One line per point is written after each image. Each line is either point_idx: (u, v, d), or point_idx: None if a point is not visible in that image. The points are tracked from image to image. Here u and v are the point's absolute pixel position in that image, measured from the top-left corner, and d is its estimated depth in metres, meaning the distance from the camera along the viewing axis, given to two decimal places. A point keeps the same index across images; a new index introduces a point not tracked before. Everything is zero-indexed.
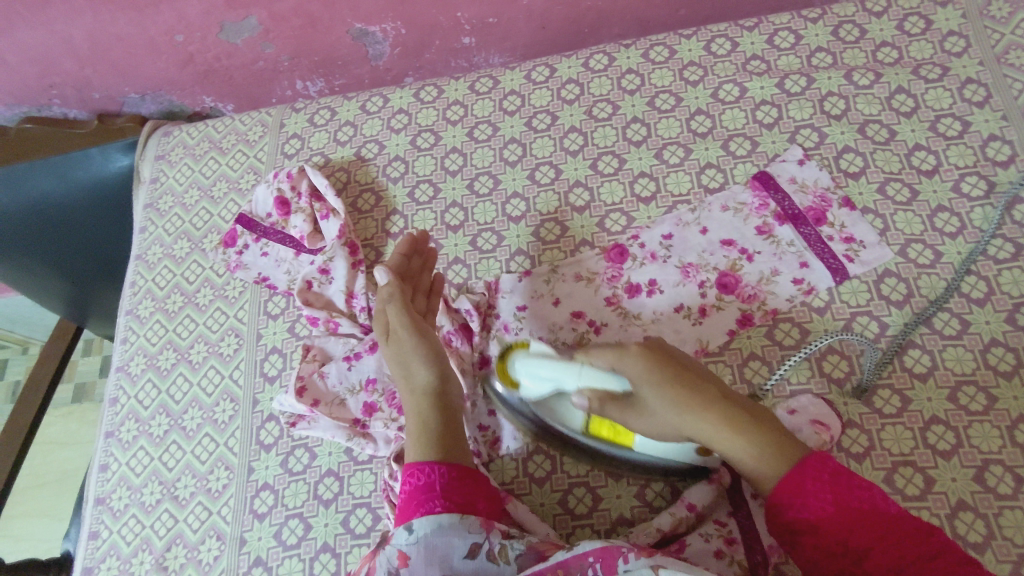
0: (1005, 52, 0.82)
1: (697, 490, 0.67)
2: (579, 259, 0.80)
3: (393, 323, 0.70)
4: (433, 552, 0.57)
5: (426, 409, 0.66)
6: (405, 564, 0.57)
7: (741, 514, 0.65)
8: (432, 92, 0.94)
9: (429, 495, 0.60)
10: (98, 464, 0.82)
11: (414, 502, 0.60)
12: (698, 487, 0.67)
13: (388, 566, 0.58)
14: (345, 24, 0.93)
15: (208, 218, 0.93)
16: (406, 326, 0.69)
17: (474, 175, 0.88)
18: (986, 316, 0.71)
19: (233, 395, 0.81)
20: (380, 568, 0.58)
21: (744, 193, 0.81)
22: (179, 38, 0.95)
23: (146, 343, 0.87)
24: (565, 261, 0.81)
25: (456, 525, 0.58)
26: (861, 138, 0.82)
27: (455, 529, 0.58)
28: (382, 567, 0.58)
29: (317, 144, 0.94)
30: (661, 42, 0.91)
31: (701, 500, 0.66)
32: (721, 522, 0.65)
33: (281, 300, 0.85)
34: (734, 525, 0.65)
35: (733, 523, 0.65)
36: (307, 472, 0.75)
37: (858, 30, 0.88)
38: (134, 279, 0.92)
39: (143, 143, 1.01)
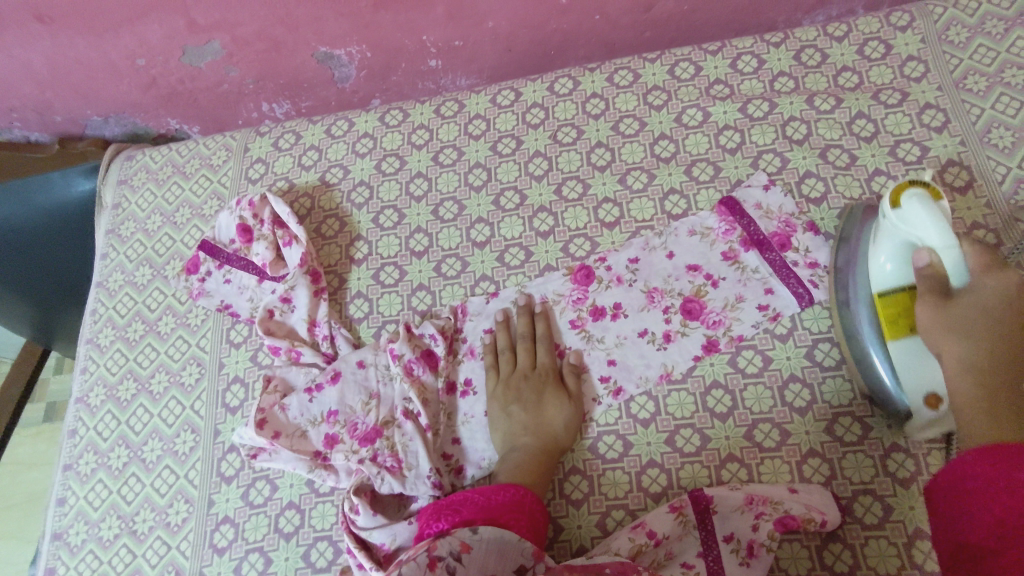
0: (963, 78, 0.83)
1: (659, 518, 0.66)
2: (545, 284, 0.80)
3: (538, 367, 0.76)
4: (492, 556, 0.57)
5: (543, 464, 0.70)
6: (468, 552, 0.56)
7: (710, 554, 0.65)
8: (398, 115, 0.94)
9: (502, 510, 0.63)
10: (56, 498, 0.80)
11: (496, 508, 0.62)
12: (664, 519, 0.66)
13: (451, 548, 0.55)
14: (309, 48, 0.93)
15: (171, 245, 0.91)
16: (548, 373, 0.75)
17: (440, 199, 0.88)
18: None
19: (194, 427, 0.80)
20: (444, 547, 0.55)
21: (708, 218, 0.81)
22: (141, 62, 0.94)
23: (106, 373, 0.86)
24: (531, 284, 0.81)
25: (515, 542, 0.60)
26: (822, 163, 0.82)
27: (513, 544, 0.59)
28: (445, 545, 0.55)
29: (281, 168, 0.93)
30: (625, 66, 0.92)
31: (663, 529, 0.65)
32: (688, 564, 0.64)
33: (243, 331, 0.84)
34: (701, 568, 0.64)
35: (700, 565, 0.64)
36: (268, 506, 0.74)
37: (819, 54, 0.89)
38: (94, 307, 0.91)
39: (104, 166, 1.00)
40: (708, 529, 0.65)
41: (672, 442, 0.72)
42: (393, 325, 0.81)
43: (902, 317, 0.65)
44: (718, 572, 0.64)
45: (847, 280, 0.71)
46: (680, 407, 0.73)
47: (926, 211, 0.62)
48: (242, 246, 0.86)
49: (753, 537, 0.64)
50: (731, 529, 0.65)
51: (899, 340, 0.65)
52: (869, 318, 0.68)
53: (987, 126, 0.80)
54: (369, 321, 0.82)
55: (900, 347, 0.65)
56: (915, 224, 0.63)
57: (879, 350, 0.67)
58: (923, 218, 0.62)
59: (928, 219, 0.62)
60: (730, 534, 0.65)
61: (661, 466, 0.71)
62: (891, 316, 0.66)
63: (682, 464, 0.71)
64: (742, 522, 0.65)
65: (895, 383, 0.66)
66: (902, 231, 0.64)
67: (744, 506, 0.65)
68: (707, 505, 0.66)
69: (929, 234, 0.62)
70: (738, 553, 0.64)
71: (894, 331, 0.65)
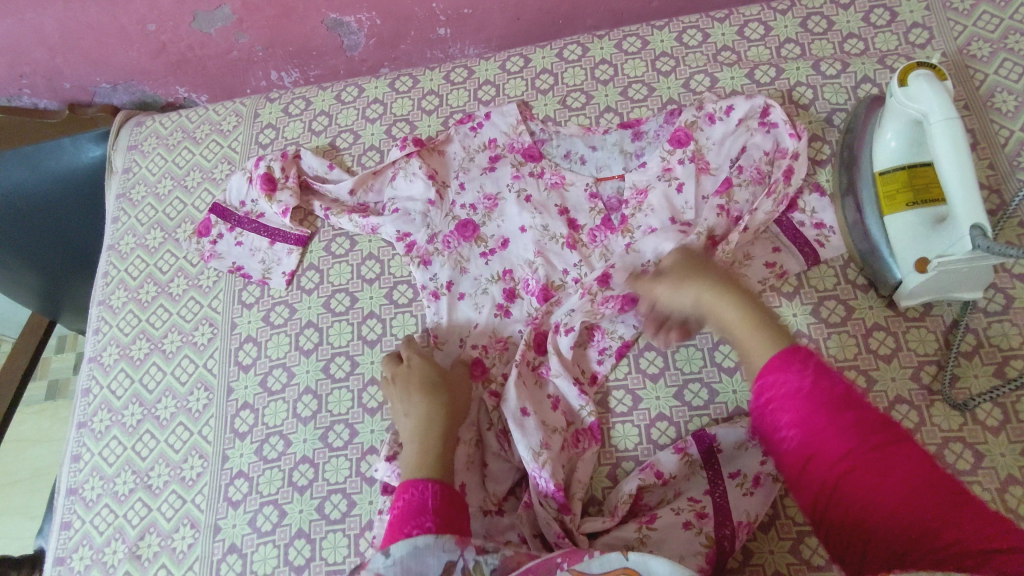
0: (967, 44, 0.84)
1: (663, 459, 0.68)
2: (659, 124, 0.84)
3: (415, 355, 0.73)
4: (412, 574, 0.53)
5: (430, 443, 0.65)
6: None
7: (716, 490, 0.66)
8: (407, 82, 0.95)
9: (408, 518, 0.56)
10: (71, 454, 0.81)
11: (400, 519, 0.56)
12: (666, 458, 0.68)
13: None
14: (318, 14, 0.93)
15: (182, 208, 0.92)
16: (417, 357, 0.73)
17: (451, 157, 0.87)
18: (966, 293, 0.70)
19: (207, 384, 0.81)
20: None
21: (758, 135, 0.81)
22: (151, 28, 0.94)
23: (119, 333, 0.86)
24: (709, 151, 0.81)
25: (431, 550, 0.53)
26: (827, 128, 0.84)
27: (430, 552, 0.53)
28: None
29: (291, 133, 0.94)
30: (633, 34, 0.93)
31: (669, 469, 0.68)
32: (695, 498, 0.66)
33: (318, 216, 0.88)
34: (707, 502, 0.65)
35: (707, 500, 0.65)
36: (282, 460, 0.75)
37: (825, 21, 0.90)
38: (107, 269, 0.91)
39: (114, 132, 1.00)
40: (714, 467, 0.67)
41: (680, 396, 0.73)
42: (405, 285, 0.82)
43: (899, 194, 0.72)
44: (724, 506, 0.65)
45: (852, 164, 0.77)
46: (688, 362, 0.74)
47: (929, 86, 0.67)
48: (264, 195, 0.86)
49: (760, 469, 0.66)
50: (737, 467, 0.67)
51: (894, 211, 0.72)
52: (870, 196, 0.75)
53: (991, 91, 0.81)
54: (380, 282, 0.83)
55: (897, 217, 0.71)
56: (919, 100, 0.68)
57: (876, 222, 0.73)
58: (926, 92, 0.67)
59: (931, 93, 0.67)
60: (736, 470, 0.66)
61: (671, 419, 0.72)
62: (890, 192, 0.73)
63: (691, 417, 0.72)
64: (749, 459, 0.67)
65: (888, 250, 0.72)
66: (908, 108, 0.69)
67: (748, 443, 0.67)
68: (711, 444, 0.68)
69: (930, 107, 0.67)
70: (742, 486, 0.65)
71: (890, 206, 0.72)
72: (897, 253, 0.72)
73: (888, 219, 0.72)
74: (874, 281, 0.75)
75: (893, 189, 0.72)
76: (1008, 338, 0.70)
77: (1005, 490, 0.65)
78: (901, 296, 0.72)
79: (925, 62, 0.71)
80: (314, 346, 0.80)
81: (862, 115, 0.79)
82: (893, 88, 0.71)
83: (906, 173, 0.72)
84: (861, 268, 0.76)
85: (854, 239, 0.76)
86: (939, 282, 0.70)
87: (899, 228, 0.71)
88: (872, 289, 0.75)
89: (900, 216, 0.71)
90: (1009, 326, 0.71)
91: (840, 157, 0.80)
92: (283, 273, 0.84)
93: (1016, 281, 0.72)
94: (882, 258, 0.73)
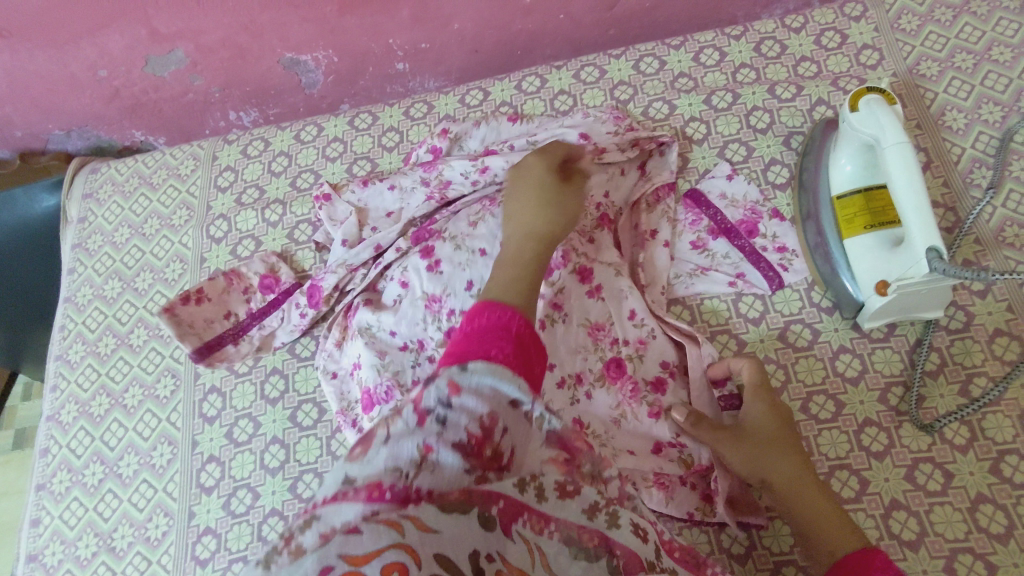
0: (917, 64, 0.86)
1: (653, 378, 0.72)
2: (442, 135, 0.86)
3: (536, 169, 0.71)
4: (487, 396, 0.47)
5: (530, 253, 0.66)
6: (457, 393, 0.46)
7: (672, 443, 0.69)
8: (367, 119, 0.94)
9: (488, 336, 0.50)
10: (30, 518, 0.78)
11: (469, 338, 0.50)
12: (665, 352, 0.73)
13: (440, 395, 0.46)
14: (275, 54, 0.93)
15: (141, 257, 0.90)
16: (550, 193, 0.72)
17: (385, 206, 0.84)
18: (926, 314, 0.71)
19: (171, 438, 0.79)
20: (429, 397, 0.46)
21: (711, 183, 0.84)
22: (103, 74, 0.93)
23: (77, 389, 0.84)
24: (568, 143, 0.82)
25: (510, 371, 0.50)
26: (785, 150, 0.85)
27: (507, 379, 0.48)
28: (430, 394, 0.46)
29: (250, 176, 0.93)
30: (591, 63, 0.93)
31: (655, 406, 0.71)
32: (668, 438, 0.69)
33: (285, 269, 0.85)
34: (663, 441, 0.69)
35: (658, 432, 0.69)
36: (250, 514, 0.72)
37: (778, 46, 0.91)
38: (63, 323, 0.89)
39: (69, 180, 0.98)
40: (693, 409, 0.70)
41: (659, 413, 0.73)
42: None
43: (857, 218, 0.73)
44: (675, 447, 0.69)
45: (810, 189, 0.79)
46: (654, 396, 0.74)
47: (881, 111, 0.68)
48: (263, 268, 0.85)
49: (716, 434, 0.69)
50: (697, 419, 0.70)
51: (853, 235, 0.73)
52: (830, 220, 0.76)
53: (941, 110, 0.83)
54: None
55: (855, 241, 0.72)
56: (871, 126, 0.69)
57: (837, 245, 0.74)
58: (879, 117, 0.68)
59: (883, 118, 0.68)
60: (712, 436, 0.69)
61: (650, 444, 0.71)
62: (848, 216, 0.74)
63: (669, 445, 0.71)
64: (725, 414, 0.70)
65: (850, 273, 0.73)
66: (862, 133, 0.70)
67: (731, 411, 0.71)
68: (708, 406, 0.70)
69: (882, 133, 0.68)
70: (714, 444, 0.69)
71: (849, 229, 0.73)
72: (858, 276, 0.72)
73: (847, 242, 0.73)
74: (838, 304, 0.75)
75: (851, 213, 0.73)
76: (971, 355, 0.71)
77: (976, 509, 0.65)
78: (864, 317, 0.73)
79: (874, 87, 0.72)
80: (280, 394, 0.79)
81: (816, 140, 0.81)
82: (846, 114, 0.72)
83: (862, 197, 0.73)
84: (824, 290, 0.77)
85: (816, 262, 0.77)
86: (900, 302, 0.70)
87: (859, 251, 0.72)
88: (838, 312, 0.76)
89: (860, 238, 0.72)
90: (971, 343, 0.72)
91: (798, 182, 0.81)
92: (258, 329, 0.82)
93: (975, 298, 0.73)
94: (846, 282, 0.74)
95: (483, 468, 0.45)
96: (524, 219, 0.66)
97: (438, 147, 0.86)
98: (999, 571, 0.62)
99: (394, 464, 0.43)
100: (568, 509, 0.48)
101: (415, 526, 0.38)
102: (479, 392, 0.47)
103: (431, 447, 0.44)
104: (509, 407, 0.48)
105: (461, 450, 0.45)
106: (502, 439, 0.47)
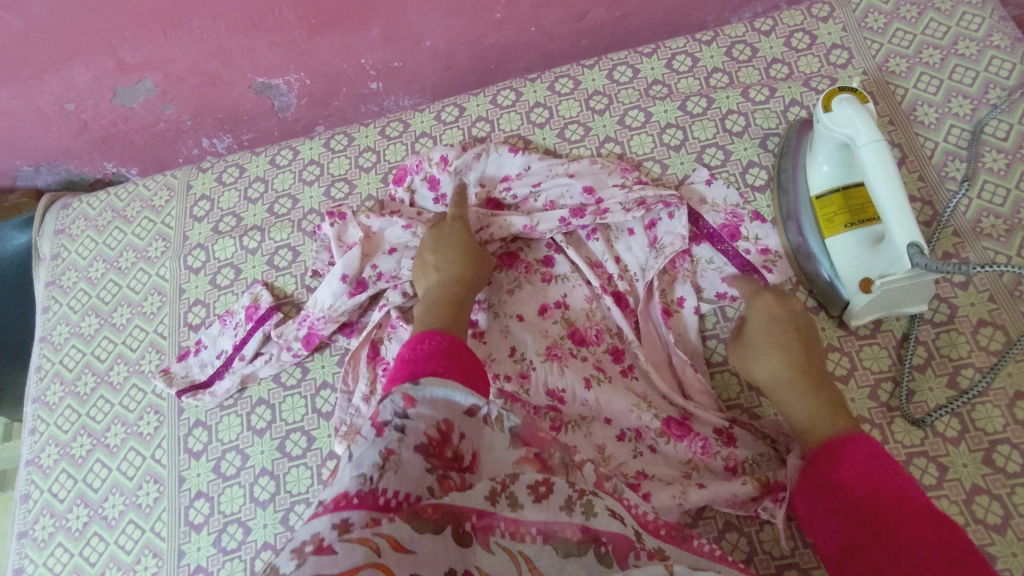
0: (885, 61, 0.87)
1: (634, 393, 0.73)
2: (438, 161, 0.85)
3: None
4: (440, 404, 0.51)
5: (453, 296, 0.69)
6: (413, 405, 0.50)
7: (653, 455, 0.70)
8: (342, 140, 0.93)
9: (428, 359, 0.55)
10: (13, 568, 0.76)
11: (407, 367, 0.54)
12: (707, 395, 0.73)
13: (393, 409, 0.49)
14: (245, 79, 0.91)
15: (117, 291, 0.89)
16: None
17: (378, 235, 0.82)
18: (913, 309, 0.72)
19: (157, 476, 0.77)
20: (385, 412, 0.49)
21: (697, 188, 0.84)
22: (70, 107, 0.91)
23: (57, 431, 0.82)
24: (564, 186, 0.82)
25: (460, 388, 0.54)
26: (762, 153, 0.85)
27: (458, 389, 0.52)
28: (386, 410, 0.49)
29: (226, 203, 0.91)
30: (564, 74, 0.94)
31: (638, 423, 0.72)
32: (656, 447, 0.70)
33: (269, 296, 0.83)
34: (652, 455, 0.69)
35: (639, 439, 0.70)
36: (242, 549, 0.71)
37: (749, 49, 0.92)
38: (40, 363, 0.87)
39: (39, 217, 0.96)
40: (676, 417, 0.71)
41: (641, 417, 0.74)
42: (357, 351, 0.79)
43: (837, 216, 0.73)
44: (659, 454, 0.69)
45: (789, 190, 0.79)
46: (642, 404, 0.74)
47: (852, 109, 0.69)
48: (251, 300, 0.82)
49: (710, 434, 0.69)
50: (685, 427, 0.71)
51: (834, 234, 0.73)
52: (810, 220, 0.76)
53: (912, 105, 0.84)
54: (331, 349, 0.80)
55: (837, 239, 0.73)
56: (844, 125, 0.69)
57: (819, 245, 0.74)
58: (851, 116, 0.69)
59: (855, 117, 0.69)
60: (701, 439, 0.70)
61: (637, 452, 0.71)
62: (828, 215, 0.74)
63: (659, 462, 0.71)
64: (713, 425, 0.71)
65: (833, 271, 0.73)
66: (835, 133, 0.71)
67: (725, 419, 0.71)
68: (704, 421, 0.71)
69: (855, 132, 0.68)
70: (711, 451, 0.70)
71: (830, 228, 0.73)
72: (842, 273, 0.72)
73: (829, 241, 0.73)
74: (825, 302, 0.76)
75: (830, 212, 0.74)
76: (957, 347, 0.72)
77: (972, 502, 0.65)
78: (851, 314, 0.73)
79: (846, 86, 0.73)
80: (267, 424, 0.77)
81: (793, 141, 0.81)
82: (819, 114, 0.73)
83: (841, 196, 0.74)
84: (810, 290, 0.77)
85: (800, 262, 0.77)
86: (885, 298, 0.70)
87: (841, 249, 0.72)
88: (826, 311, 0.76)
89: (841, 236, 0.72)
90: (956, 335, 0.72)
91: (777, 183, 0.81)
92: (238, 358, 0.80)
93: (957, 290, 0.74)
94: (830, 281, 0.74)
95: (445, 469, 0.49)
96: (450, 275, 0.71)
97: (436, 176, 0.85)
98: (999, 563, 0.62)
99: (358, 473, 0.45)
100: (546, 508, 0.48)
101: (394, 548, 0.40)
102: (431, 408, 0.51)
103: (393, 452, 0.47)
104: (464, 416, 0.53)
105: (424, 453, 0.48)
106: (460, 443, 0.51)
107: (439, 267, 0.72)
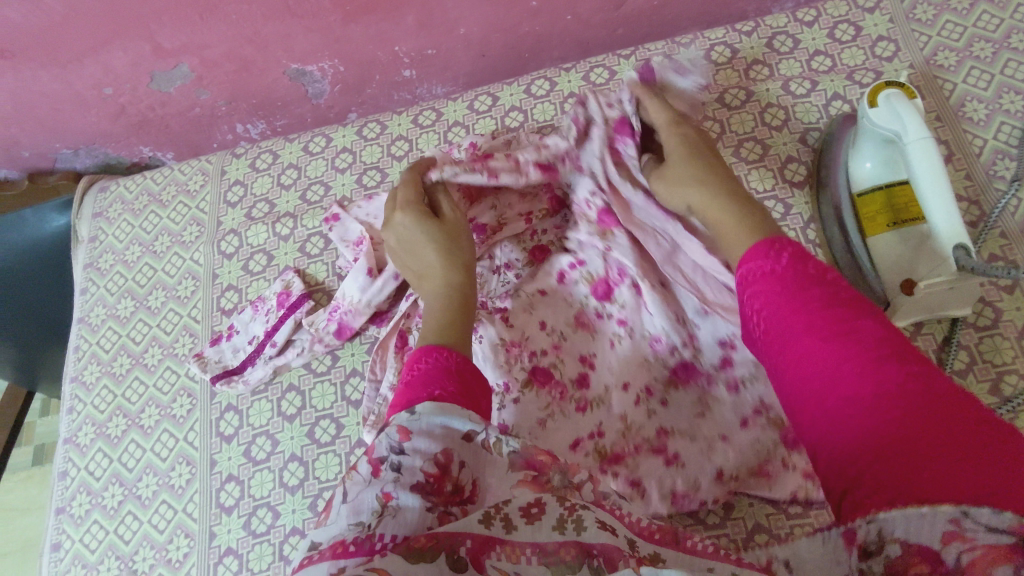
0: (934, 54, 0.84)
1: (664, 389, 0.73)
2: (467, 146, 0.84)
3: None
4: (436, 433, 0.52)
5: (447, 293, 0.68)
6: (407, 438, 0.51)
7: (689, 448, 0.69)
8: (375, 128, 0.93)
9: (431, 379, 0.55)
10: (51, 543, 0.78)
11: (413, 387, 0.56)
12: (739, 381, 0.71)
13: (390, 443, 0.52)
14: (280, 65, 0.92)
15: (152, 275, 0.90)
16: None
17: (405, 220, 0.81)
18: (955, 312, 0.70)
19: (189, 458, 0.78)
20: (381, 447, 0.51)
21: None
22: (108, 91, 0.92)
23: (94, 411, 0.84)
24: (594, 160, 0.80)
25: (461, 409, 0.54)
26: (802, 148, 0.83)
27: (457, 416, 0.53)
28: (382, 445, 0.51)
29: (260, 189, 0.92)
30: (600, 64, 0.92)
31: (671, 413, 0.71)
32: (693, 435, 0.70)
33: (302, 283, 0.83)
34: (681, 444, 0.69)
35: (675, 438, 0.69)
36: (271, 533, 0.72)
37: (791, 40, 0.89)
38: (78, 344, 0.89)
39: (78, 200, 0.98)
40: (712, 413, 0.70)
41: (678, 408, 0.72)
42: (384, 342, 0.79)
43: (880, 214, 0.71)
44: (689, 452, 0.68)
45: (829, 187, 0.77)
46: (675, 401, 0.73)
47: (901, 105, 0.67)
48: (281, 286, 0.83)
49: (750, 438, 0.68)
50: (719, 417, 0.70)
51: (876, 233, 0.71)
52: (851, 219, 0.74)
53: (961, 100, 0.81)
54: (362, 338, 0.80)
55: (879, 239, 0.71)
56: (891, 121, 0.68)
57: (860, 244, 0.72)
58: (899, 112, 0.67)
59: (903, 113, 0.67)
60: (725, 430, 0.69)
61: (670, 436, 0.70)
62: (871, 213, 0.72)
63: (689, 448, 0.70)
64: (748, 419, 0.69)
65: (873, 271, 0.71)
66: (882, 129, 0.69)
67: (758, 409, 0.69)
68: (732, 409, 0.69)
69: (902, 128, 0.67)
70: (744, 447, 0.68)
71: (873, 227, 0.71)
72: (883, 273, 0.70)
73: (870, 241, 0.71)
74: None
75: (873, 210, 0.72)
76: (1001, 353, 0.69)
77: None
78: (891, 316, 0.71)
79: (892, 82, 0.71)
80: (297, 410, 0.78)
81: (835, 137, 0.79)
82: (863, 110, 0.71)
83: (884, 194, 0.72)
84: None
85: (839, 262, 0.75)
86: (927, 300, 0.68)
87: (883, 248, 0.70)
88: None
89: (884, 236, 0.70)
90: (1001, 340, 0.70)
91: (818, 181, 0.80)
92: (269, 344, 0.81)
93: (1004, 294, 0.72)
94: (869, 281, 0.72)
95: (446, 504, 0.50)
96: (441, 273, 0.69)
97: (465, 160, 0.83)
98: None
99: (355, 519, 0.48)
100: (539, 529, 0.48)
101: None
102: (428, 439, 0.52)
103: (390, 495, 0.49)
104: (463, 441, 0.53)
105: (422, 489, 0.50)
106: (460, 472, 0.52)
107: (426, 274, 0.70)
